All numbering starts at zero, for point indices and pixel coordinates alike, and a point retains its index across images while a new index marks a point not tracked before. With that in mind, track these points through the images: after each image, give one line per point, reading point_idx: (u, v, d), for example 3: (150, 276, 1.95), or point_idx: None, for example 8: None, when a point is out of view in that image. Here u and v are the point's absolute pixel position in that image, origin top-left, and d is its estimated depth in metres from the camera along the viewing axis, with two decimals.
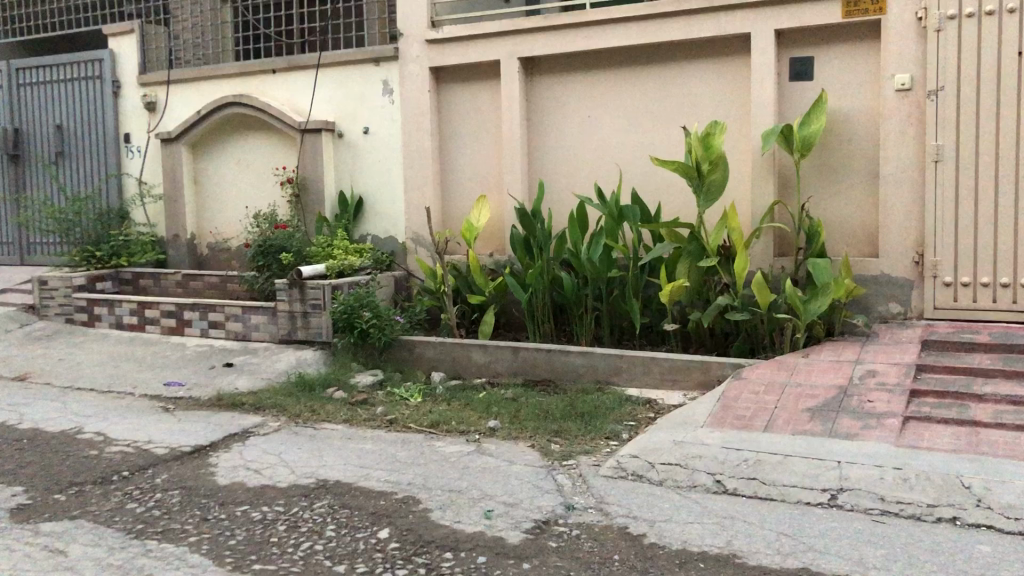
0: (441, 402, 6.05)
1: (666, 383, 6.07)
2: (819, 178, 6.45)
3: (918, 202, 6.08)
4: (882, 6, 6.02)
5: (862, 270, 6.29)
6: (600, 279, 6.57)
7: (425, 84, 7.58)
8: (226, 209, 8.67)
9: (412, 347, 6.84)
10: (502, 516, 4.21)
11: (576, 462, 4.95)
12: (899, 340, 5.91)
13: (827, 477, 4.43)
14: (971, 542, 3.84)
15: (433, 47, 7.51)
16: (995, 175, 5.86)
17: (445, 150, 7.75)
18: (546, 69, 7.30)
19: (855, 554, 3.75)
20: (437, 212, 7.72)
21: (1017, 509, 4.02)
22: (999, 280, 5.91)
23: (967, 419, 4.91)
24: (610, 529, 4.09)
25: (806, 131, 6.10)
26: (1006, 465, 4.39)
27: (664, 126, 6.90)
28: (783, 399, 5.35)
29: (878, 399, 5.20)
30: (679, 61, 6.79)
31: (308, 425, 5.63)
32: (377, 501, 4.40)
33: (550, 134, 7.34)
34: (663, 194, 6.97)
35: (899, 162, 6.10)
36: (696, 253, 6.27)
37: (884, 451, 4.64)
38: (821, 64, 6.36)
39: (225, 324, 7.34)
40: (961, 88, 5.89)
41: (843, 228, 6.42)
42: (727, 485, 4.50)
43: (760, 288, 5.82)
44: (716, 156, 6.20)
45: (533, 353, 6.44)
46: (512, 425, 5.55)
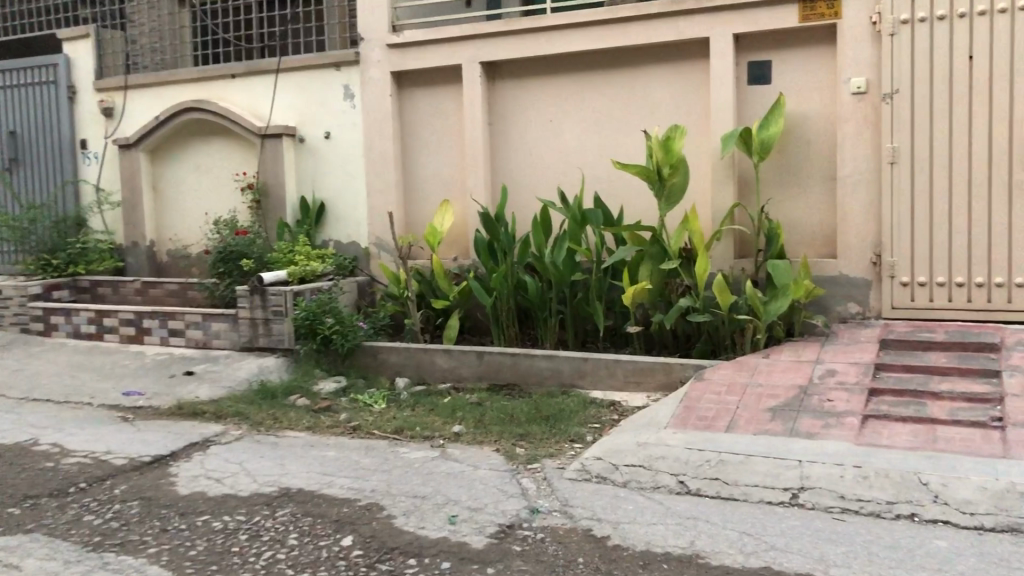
0: (406, 408, 6.03)
1: (629, 385, 6.10)
2: (778, 180, 6.52)
3: (875, 203, 6.17)
4: (837, 10, 6.11)
5: (821, 271, 6.36)
6: (564, 283, 6.59)
7: (387, 89, 7.55)
8: (186, 215, 8.56)
9: (376, 353, 6.81)
10: (466, 521, 4.20)
11: (541, 465, 4.96)
12: (858, 340, 5.99)
13: (788, 475, 4.48)
14: (929, 538, 3.90)
15: (394, 52, 7.49)
16: (948, 177, 5.97)
17: (407, 154, 7.72)
18: (507, 74, 7.31)
19: (815, 552, 3.79)
20: (400, 216, 7.69)
21: (973, 505, 4.09)
22: (954, 280, 6.01)
23: (925, 416, 4.98)
24: (574, 532, 4.09)
25: (766, 134, 6.17)
26: (962, 460, 4.46)
27: (627, 130, 6.94)
28: (744, 399, 5.40)
29: (838, 398, 5.26)
30: (640, 65, 6.84)
31: (270, 433, 5.58)
32: (340, 508, 4.37)
33: (512, 138, 7.35)
34: (625, 197, 7.01)
35: (856, 164, 6.18)
36: (658, 255, 6.33)
37: (844, 449, 4.70)
38: (778, 68, 6.44)
39: (185, 331, 7.25)
40: (915, 91, 5.99)
41: (802, 230, 6.50)
42: (689, 486, 4.53)
43: (721, 289, 5.87)
44: (677, 160, 6.24)
45: (498, 356, 6.44)
46: (476, 429, 5.54)
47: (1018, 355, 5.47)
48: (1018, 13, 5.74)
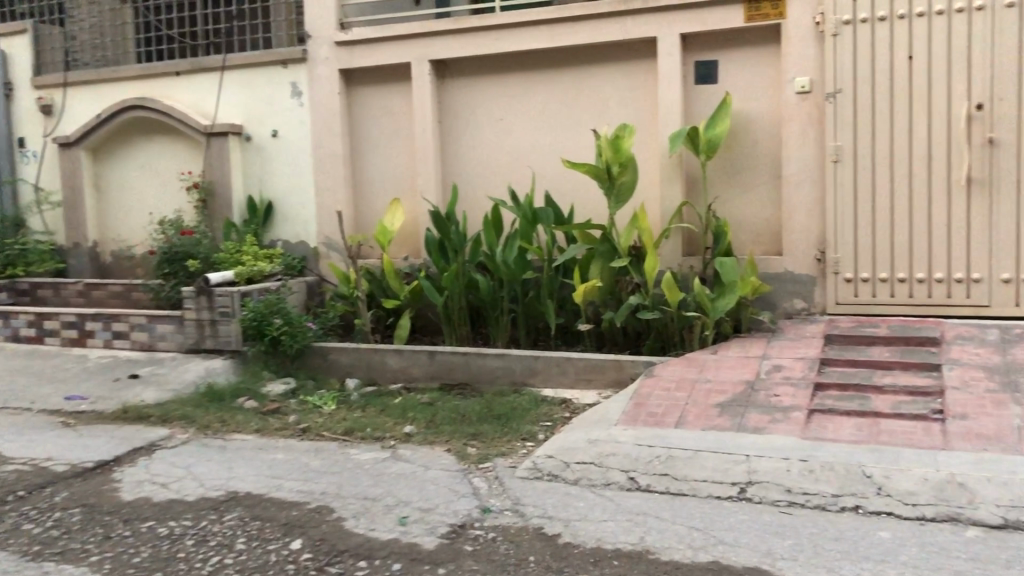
0: (356, 409, 5.98)
1: (581, 383, 6.12)
2: (725, 178, 6.60)
3: (819, 201, 6.27)
4: (781, 11, 6.21)
5: (768, 268, 6.46)
6: (516, 281, 6.58)
7: (335, 87, 7.48)
8: (129, 215, 8.39)
9: (326, 354, 6.74)
10: (417, 522, 4.18)
11: (492, 464, 4.96)
12: (804, 335, 6.08)
13: (736, 470, 4.54)
14: (872, 529, 3.99)
15: (343, 50, 7.43)
16: (890, 175, 6.09)
17: (356, 153, 7.66)
18: (457, 72, 7.29)
19: (762, 546, 3.84)
20: (349, 216, 7.62)
21: (915, 496, 4.19)
22: (897, 276, 6.13)
23: (869, 410, 5.08)
24: (525, 530, 4.10)
25: (712, 132, 6.24)
26: (904, 452, 4.56)
27: (576, 129, 6.97)
28: (693, 395, 5.46)
29: (784, 393, 5.34)
30: (589, 64, 6.87)
31: (218, 436, 5.50)
32: (289, 511, 4.32)
33: (462, 136, 7.33)
34: (575, 195, 7.03)
35: (800, 163, 6.28)
36: (608, 253, 6.36)
37: (790, 443, 4.76)
38: (724, 68, 6.52)
39: (130, 334, 7.11)
40: (857, 91, 6.10)
41: (748, 227, 6.59)
42: (640, 482, 4.57)
43: (670, 287, 5.92)
44: (626, 159, 6.28)
45: (449, 356, 6.41)
46: (428, 429, 5.51)
47: (957, 348, 5.61)
48: (954, 15, 5.86)
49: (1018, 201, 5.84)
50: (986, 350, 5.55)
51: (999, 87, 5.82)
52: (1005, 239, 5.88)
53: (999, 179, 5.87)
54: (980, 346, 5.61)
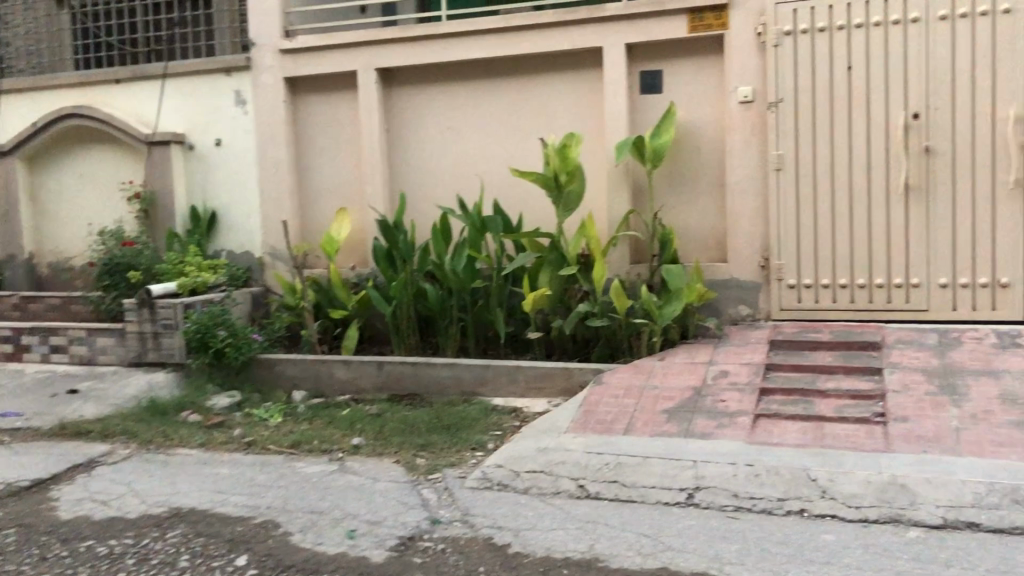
0: (303, 421, 5.90)
1: (530, 392, 6.12)
2: (671, 186, 6.67)
3: (762, 208, 6.37)
4: (724, 21, 6.31)
5: (713, 275, 6.53)
6: (465, 290, 6.56)
7: (280, 95, 7.40)
8: (68, 226, 8.19)
9: (272, 365, 6.64)
10: (365, 535, 4.14)
11: (442, 475, 4.92)
12: (749, 341, 6.16)
13: (684, 475, 4.57)
14: (817, 532, 4.06)
15: (287, 57, 7.35)
16: (831, 183, 6.20)
17: (302, 163, 7.57)
18: (404, 80, 7.26)
19: (710, 551, 3.88)
20: (295, 225, 7.53)
21: (858, 498, 4.26)
22: (838, 282, 6.24)
23: (813, 414, 5.16)
24: (475, 541, 4.08)
25: (658, 141, 6.31)
26: (848, 455, 4.63)
27: (523, 138, 6.98)
28: (641, 402, 5.49)
29: (731, 398, 5.40)
30: (535, 73, 6.90)
31: (160, 452, 5.38)
32: (235, 527, 4.24)
33: (409, 145, 7.29)
34: (523, 204, 7.04)
35: (744, 171, 6.38)
36: (557, 261, 6.38)
37: (737, 448, 4.81)
38: (669, 77, 6.60)
39: (68, 347, 6.94)
40: (798, 101, 6.22)
41: (694, 235, 6.67)
42: (589, 490, 4.60)
43: (618, 294, 5.95)
44: (573, 167, 6.31)
45: (397, 366, 6.37)
46: (376, 441, 5.46)
47: (897, 352, 5.73)
48: (891, 27, 6.00)
49: (953, 208, 5.98)
50: (925, 354, 5.67)
51: (934, 97, 5.96)
52: (941, 245, 6.02)
53: (935, 186, 6.01)
54: (920, 349, 5.74)
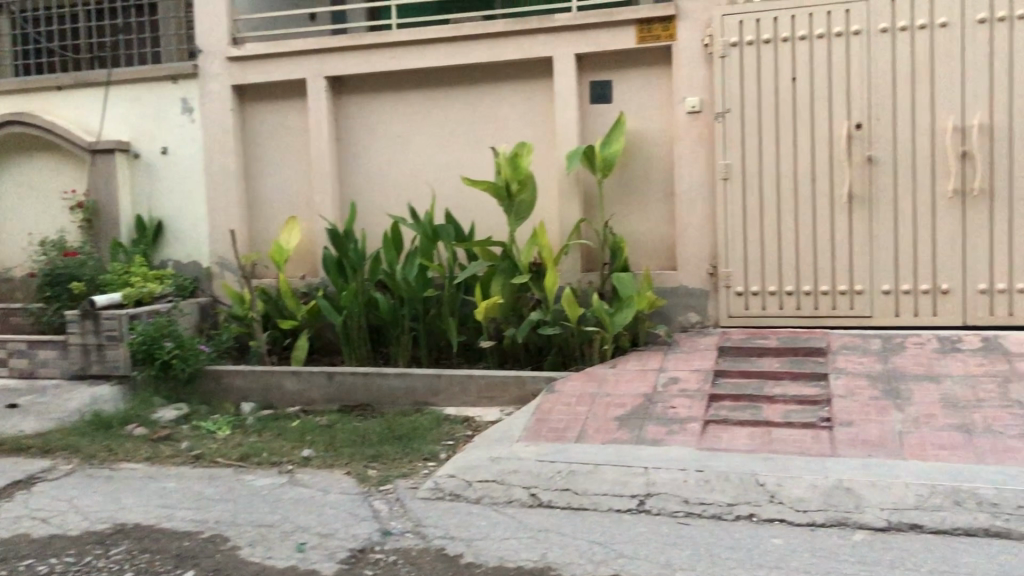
0: (252, 433, 5.82)
1: (482, 401, 6.12)
2: (622, 195, 6.72)
3: (710, 217, 6.46)
4: (672, 32, 6.40)
5: (663, 282, 6.60)
6: (417, 299, 6.53)
7: (227, 103, 7.31)
8: (8, 236, 8.00)
9: (220, 377, 6.54)
10: (316, 548, 4.09)
11: (393, 486, 4.89)
12: (698, 348, 6.23)
13: (636, 482, 4.60)
14: (767, 537, 4.11)
15: (235, 65, 7.27)
16: (777, 192, 6.31)
17: (250, 171, 7.49)
18: (354, 89, 7.22)
19: (662, 558, 3.92)
20: (243, 234, 7.44)
21: (806, 502, 4.33)
22: (785, 288, 6.34)
23: (761, 420, 5.23)
24: (427, 552, 4.06)
25: (608, 150, 6.36)
26: (795, 460, 4.70)
27: (475, 147, 6.99)
28: (593, 409, 5.52)
29: (681, 404, 5.46)
30: (486, 82, 6.92)
31: (104, 466, 5.27)
32: (181, 542, 4.16)
33: (359, 153, 7.25)
34: (475, 212, 7.04)
35: (692, 181, 6.46)
36: (509, 270, 6.37)
37: (687, 454, 4.85)
38: (619, 87, 6.66)
39: (8, 360, 6.81)
40: (745, 111, 6.31)
41: (644, 243, 6.73)
42: (541, 498, 4.61)
43: (570, 302, 5.98)
44: (525, 176, 6.33)
45: (348, 377, 6.32)
46: (327, 452, 5.40)
47: (843, 358, 5.84)
48: (834, 39, 6.12)
49: (895, 216, 6.12)
50: (869, 359, 5.78)
51: (876, 107, 6.10)
52: (883, 252, 6.15)
53: (878, 195, 6.14)
54: (864, 355, 5.85)
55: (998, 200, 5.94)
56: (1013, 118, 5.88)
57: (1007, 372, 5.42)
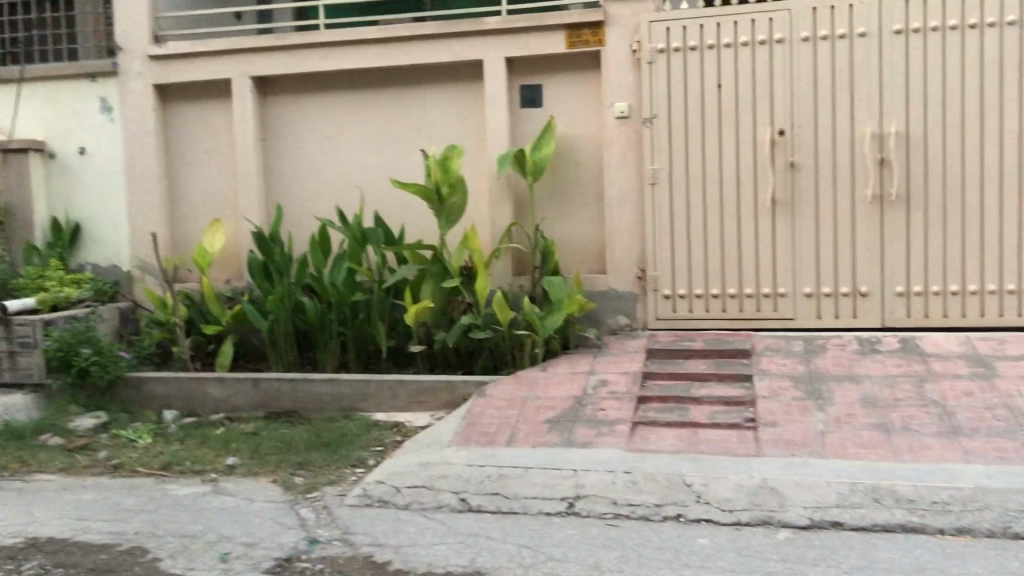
0: (174, 441, 5.67)
1: (412, 406, 6.06)
2: (552, 199, 6.75)
3: (638, 220, 6.53)
4: (600, 38, 6.45)
5: (593, 286, 6.64)
6: (345, 303, 6.44)
7: (148, 102, 7.12)
8: None
9: (141, 385, 6.36)
10: (240, 558, 4.01)
11: (321, 493, 4.81)
12: (627, 350, 6.28)
13: (565, 485, 4.61)
14: (693, 537, 4.17)
15: (157, 64, 7.09)
16: (704, 197, 6.41)
17: (173, 173, 7.30)
18: (280, 89, 7.10)
19: (590, 560, 3.94)
20: (165, 238, 7.24)
21: (731, 501, 4.40)
22: (711, 291, 6.44)
23: (687, 421, 5.30)
24: (354, 559, 4.01)
25: (539, 154, 6.38)
26: (721, 460, 4.77)
27: (404, 150, 6.93)
28: (523, 413, 5.52)
29: (610, 407, 5.50)
30: (415, 85, 6.88)
31: (15, 479, 5.08)
32: (98, 555, 4.03)
33: (286, 155, 7.13)
34: (405, 216, 6.99)
35: (621, 185, 6.52)
36: (439, 273, 6.34)
37: (616, 456, 4.88)
38: (548, 91, 6.69)
39: None
40: (672, 116, 6.40)
41: (574, 247, 6.76)
42: (471, 503, 4.59)
43: (501, 305, 5.97)
44: (455, 179, 6.30)
45: (274, 383, 6.20)
46: (252, 460, 5.29)
47: (766, 359, 5.95)
48: (757, 47, 6.25)
49: (816, 221, 6.27)
50: (792, 360, 5.91)
51: (798, 114, 6.24)
52: (805, 256, 6.29)
53: (799, 200, 6.28)
54: (787, 356, 5.98)
55: (914, 206, 6.14)
56: (928, 126, 6.08)
57: (923, 372, 5.59)
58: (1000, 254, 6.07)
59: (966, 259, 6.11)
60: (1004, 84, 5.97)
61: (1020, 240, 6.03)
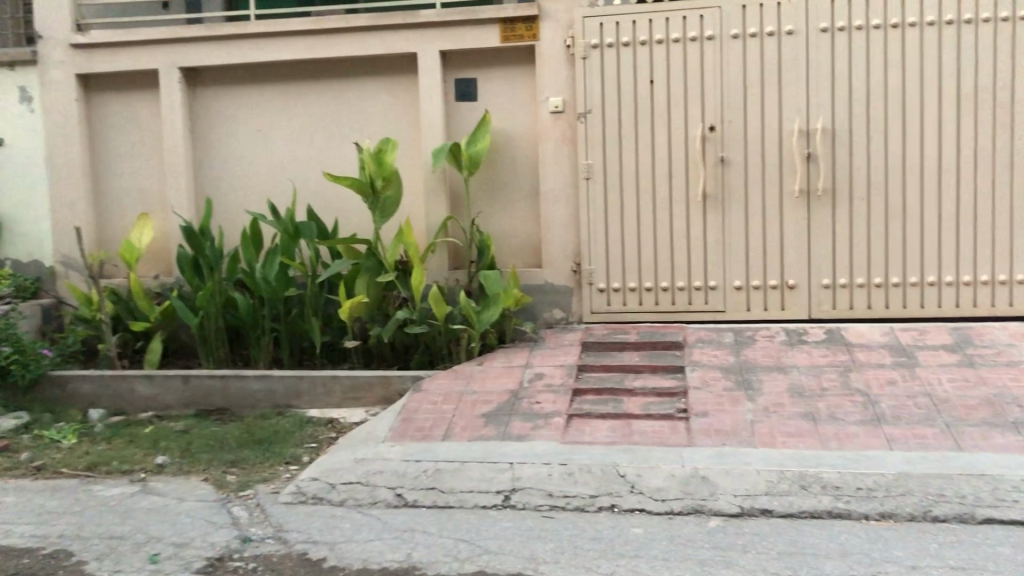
0: (101, 441, 5.52)
1: (347, 402, 6.02)
2: (487, 193, 6.76)
3: (573, 214, 6.58)
4: (535, 32, 6.47)
5: (529, 280, 6.67)
6: (278, 298, 6.35)
7: (71, 92, 6.91)
8: None
9: (65, 383, 6.18)
10: (170, 558, 3.94)
11: (253, 491, 4.74)
12: (563, 343, 6.33)
13: (501, 478, 4.62)
14: (627, 526, 4.23)
15: (79, 53, 6.88)
16: (637, 192, 6.48)
17: (98, 166, 7.10)
18: (210, 81, 6.95)
19: (526, 552, 3.97)
20: (90, 232, 7.04)
21: (663, 491, 4.47)
22: (644, 285, 6.53)
23: (622, 412, 5.36)
24: (288, 557, 3.96)
25: (474, 148, 6.38)
26: (654, 451, 4.84)
27: (338, 143, 6.86)
28: (459, 407, 5.52)
29: (545, 399, 5.53)
30: (349, 77, 6.81)
31: None
32: (20, 560, 3.93)
33: (217, 148, 6.99)
34: (339, 210, 6.91)
35: (556, 179, 6.56)
36: (374, 267, 6.28)
37: (551, 448, 4.92)
38: (482, 85, 6.68)
39: None
40: (605, 112, 6.45)
41: (509, 241, 6.79)
42: (407, 498, 4.57)
43: (437, 300, 5.96)
44: (389, 173, 6.25)
45: (205, 380, 6.08)
46: (182, 459, 5.19)
47: (698, 351, 6.06)
48: (689, 43, 6.33)
49: (745, 215, 6.39)
50: (722, 351, 6.03)
51: (728, 111, 6.35)
52: (735, 250, 6.41)
53: (729, 196, 6.39)
54: (718, 347, 6.09)
55: (839, 201, 6.30)
56: (853, 123, 6.24)
57: (848, 362, 5.76)
58: (920, 247, 6.27)
59: (889, 253, 6.30)
60: (924, 83, 6.16)
61: (939, 233, 6.25)
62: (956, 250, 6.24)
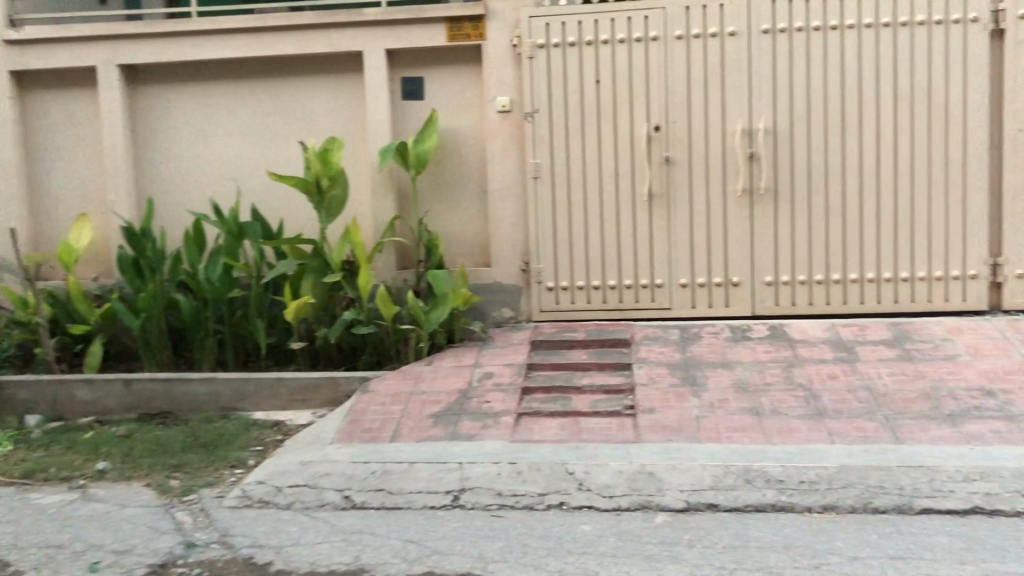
0: (39, 447, 5.38)
1: (294, 404, 5.95)
2: (435, 192, 6.74)
3: (521, 213, 6.59)
4: (481, 32, 6.48)
5: (477, 279, 6.67)
6: (222, 300, 6.26)
7: (4, 91, 6.73)
8: None
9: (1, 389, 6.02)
10: (110, 567, 3.87)
11: (197, 496, 4.67)
12: (511, 342, 6.33)
13: (450, 478, 4.61)
14: (576, 524, 4.25)
15: (13, 50, 6.71)
16: (584, 191, 6.51)
17: (33, 166, 6.93)
18: (150, 78, 6.82)
19: (474, 551, 3.97)
20: (26, 233, 6.86)
21: (611, 488, 4.50)
22: (592, 283, 6.56)
23: (570, 410, 5.39)
24: (233, 562, 3.91)
25: (421, 147, 6.35)
26: (602, 448, 4.87)
27: (282, 142, 6.78)
28: (407, 407, 5.49)
29: (494, 398, 5.54)
30: (293, 76, 6.73)
31: None
32: None
33: (158, 148, 6.86)
34: (284, 209, 6.83)
35: (503, 178, 6.57)
36: (320, 268, 6.22)
37: (500, 447, 4.92)
38: (429, 84, 6.66)
39: None
40: (552, 111, 6.47)
41: (457, 240, 6.78)
42: (355, 500, 4.54)
43: (384, 300, 5.92)
44: (335, 172, 6.20)
45: (147, 384, 5.97)
46: (124, 464, 5.08)
47: (645, 348, 6.11)
48: (634, 44, 6.39)
49: (690, 214, 6.47)
50: (669, 349, 6.09)
51: (673, 111, 6.41)
52: (680, 249, 6.49)
53: (674, 194, 6.46)
54: (664, 345, 6.15)
55: (781, 199, 6.42)
56: (793, 123, 6.36)
57: (791, 358, 5.86)
58: (860, 244, 6.41)
59: (830, 250, 6.42)
60: (863, 84, 6.30)
61: (878, 231, 6.39)
62: (894, 247, 6.39)
